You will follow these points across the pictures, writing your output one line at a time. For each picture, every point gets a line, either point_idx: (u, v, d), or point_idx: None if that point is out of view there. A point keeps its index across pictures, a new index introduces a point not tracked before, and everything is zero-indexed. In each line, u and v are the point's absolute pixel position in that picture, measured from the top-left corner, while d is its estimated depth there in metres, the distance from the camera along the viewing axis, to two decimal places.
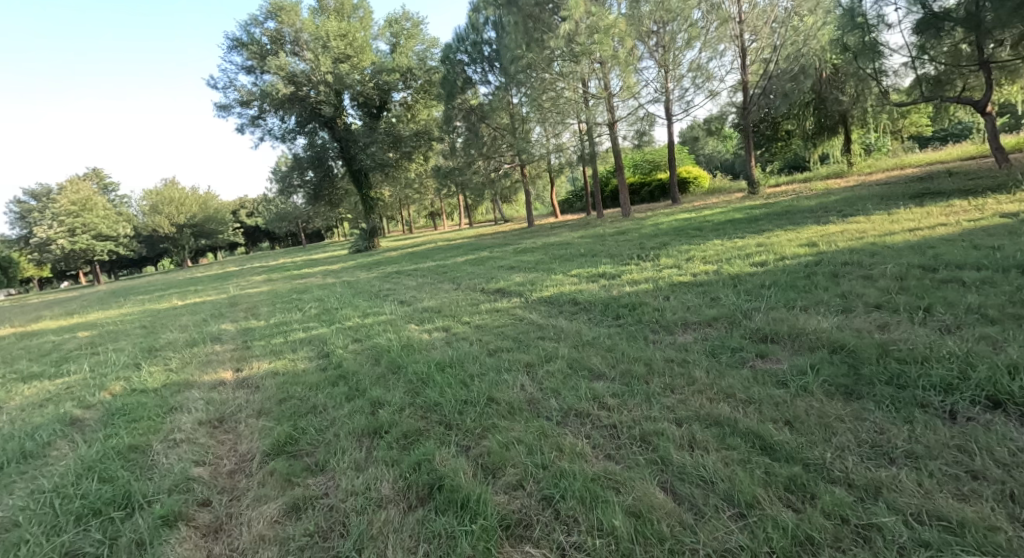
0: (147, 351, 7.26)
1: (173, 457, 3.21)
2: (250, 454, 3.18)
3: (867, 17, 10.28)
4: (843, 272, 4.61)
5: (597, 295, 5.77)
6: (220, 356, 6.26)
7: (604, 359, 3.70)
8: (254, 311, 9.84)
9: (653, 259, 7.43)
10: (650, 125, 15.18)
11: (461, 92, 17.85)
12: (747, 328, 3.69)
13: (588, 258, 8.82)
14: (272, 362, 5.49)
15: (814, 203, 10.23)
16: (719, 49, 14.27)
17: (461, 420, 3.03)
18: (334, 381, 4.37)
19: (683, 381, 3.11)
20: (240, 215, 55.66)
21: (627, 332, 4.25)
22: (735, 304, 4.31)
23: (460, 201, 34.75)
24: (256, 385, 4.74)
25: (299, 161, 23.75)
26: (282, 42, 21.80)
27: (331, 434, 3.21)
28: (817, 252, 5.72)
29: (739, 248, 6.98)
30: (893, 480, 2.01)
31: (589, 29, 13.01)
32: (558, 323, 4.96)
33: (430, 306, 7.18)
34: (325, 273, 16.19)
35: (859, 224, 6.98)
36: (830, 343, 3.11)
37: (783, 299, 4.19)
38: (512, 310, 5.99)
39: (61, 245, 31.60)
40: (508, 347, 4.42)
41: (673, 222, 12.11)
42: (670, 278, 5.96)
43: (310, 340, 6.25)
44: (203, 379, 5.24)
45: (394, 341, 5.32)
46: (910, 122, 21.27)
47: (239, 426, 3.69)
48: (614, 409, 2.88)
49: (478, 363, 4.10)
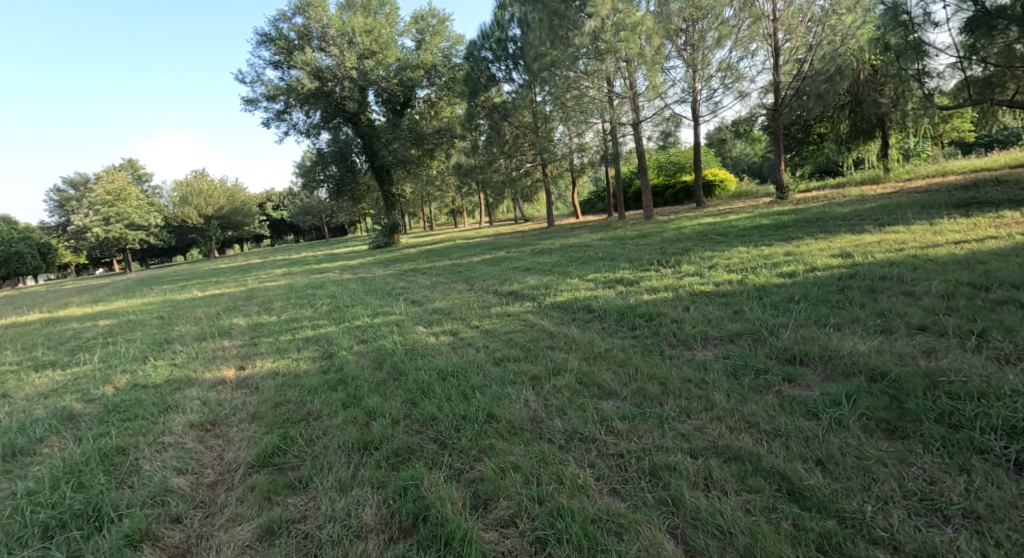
0: (157, 344, 7.18)
1: (156, 462, 3.04)
2: (235, 464, 2.98)
3: (911, 15, 9.84)
4: (881, 287, 4.27)
5: (613, 302, 5.50)
6: (227, 352, 6.14)
7: (615, 376, 3.45)
8: (268, 306, 9.79)
9: (674, 266, 7.11)
10: (676, 126, 14.81)
11: (484, 90, 17.66)
12: (774, 347, 3.39)
13: (606, 262, 8.54)
14: (275, 361, 5.33)
15: (847, 210, 9.78)
16: (750, 48, 13.90)
17: (457, 439, 2.81)
18: (333, 386, 4.18)
19: (701, 405, 2.83)
20: (267, 208, 56.59)
21: (643, 346, 3.98)
22: (760, 319, 4.01)
23: (482, 200, 34.65)
24: (256, 385, 4.57)
25: (322, 155, 23.92)
26: (309, 37, 21.89)
27: (320, 447, 3.01)
28: (851, 263, 5.36)
29: (767, 256, 6.63)
30: (949, 547, 1.74)
31: (615, 26, 12.67)
32: (569, 332, 4.70)
33: (440, 308, 6.98)
34: (343, 268, 16.16)
35: (898, 234, 6.57)
36: (868, 369, 2.80)
37: (814, 316, 3.86)
38: (523, 315, 5.75)
39: (95, 233, 32.42)
40: (516, 356, 4.20)
41: (697, 226, 11.73)
42: (691, 286, 5.65)
43: (317, 340, 6.09)
44: (205, 377, 5.10)
45: (399, 344, 5.13)
46: (951, 126, 20.43)
47: (231, 431, 3.50)
48: (623, 434, 2.63)
49: (482, 373, 3.86)
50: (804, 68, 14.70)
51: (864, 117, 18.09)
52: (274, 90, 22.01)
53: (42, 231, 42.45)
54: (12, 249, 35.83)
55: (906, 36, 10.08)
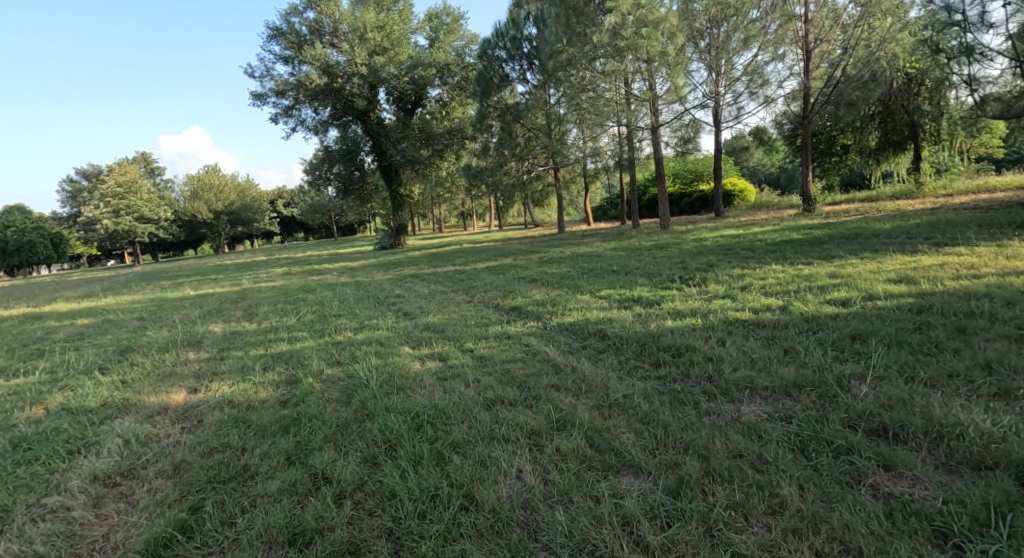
0: (119, 353, 6.39)
1: (15, 546, 2.29)
2: (118, 552, 2.23)
3: (966, 14, 8.94)
4: (975, 326, 3.46)
5: (631, 328, 4.66)
6: (186, 369, 5.28)
7: (638, 440, 2.65)
8: (252, 311, 9.01)
9: (699, 284, 6.26)
10: (696, 132, 13.93)
11: (497, 90, 16.89)
12: (850, 411, 2.57)
13: (621, 276, 7.72)
14: (234, 384, 4.51)
15: (890, 226, 8.90)
16: (778, 52, 13.03)
17: (421, 542, 2.06)
18: (286, 428, 3.37)
19: (765, 502, 2.03)
20: (277, 205, 56.41)
21: (671, 395, 3.15)
22: (822, 365, 3.17)
23: (492, 202, 33.95)
24: (200, 419, 3.75)
25: (329, 154, 23.35)
26: (320, 33, 21.27)
27: (236, 531, 2.25)
28: (918, 292, 4.51)
29: (807, 277, 5.79)
30: None
31: (636, 22, 11.74)
32: (579, 366, 3.89)
33: (433, 324, 6.13)
34: (344, 270, 15.42)
35: (961, 256, 5.73)
36: (1010, 462, 2.04)
37: (894, 362, 3.05)
38: (525, 339, 4.91)
39: (105, 226, 32.28)
40: (511, 400, 3.37)
41: (720, 239, 10.83)
42: (723, 312, 4.79)
43: (289, 358, 5.28)
44: (148, 401, 4.30)
45: (375, 372, 4.32)
46: (983, 141, 19.46)
47: (138, 488, 2.72)
48: (659, 554, 1.89)
49: (469, 422, 3.08)
50: (837, 74, 13.68)
51: (895, 127, 17.10)
52: (283, 86, 21.44)
53: (55, 221, 42.47)
54: (25, 238, 35.56)
55: (956, 39, 9.20)
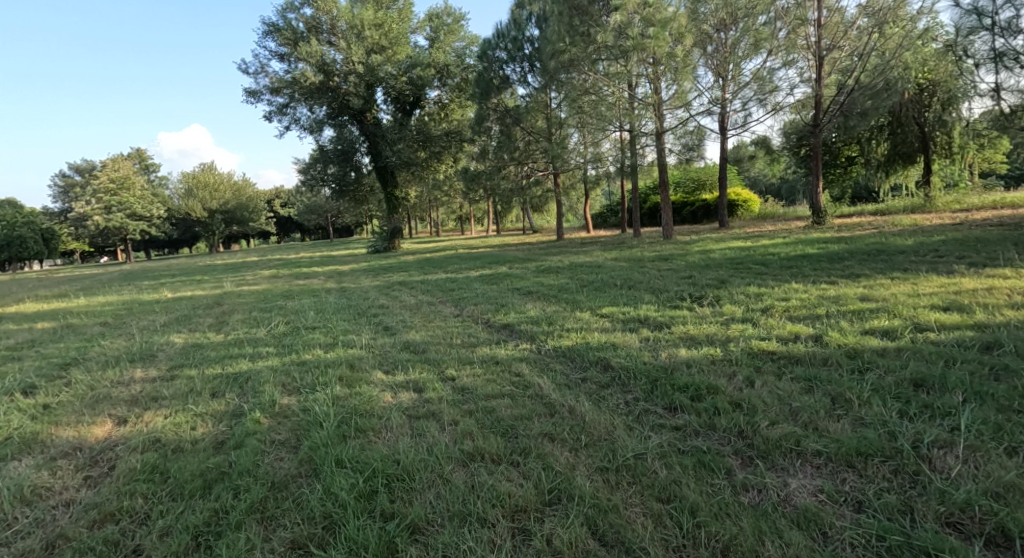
0: (58, 368, 5.61)
1: None
2: None
3: (996, 18, 8.29)
4: None
5: (638, 357, 3.96)
6: (124, 391, 4.56)
7: (657, 531, 2.00)
8: (223, 319, 8.28)
9: (713, 304, 5.61)
10: (702, 139, 13.35)
11: (497, 92, 16.21)
12: (947, 500, 1.95)
13: (624, 290, 7.08)
14: (169, 415, 3.78)
15: (912, 242, 8.28)
16: (789, 59, 12.43)
17: None
18: (208, 484, 2.67)
19: None
20: (273, 205, 55.69)
21: (695, 456, 2.47)
22: (887, 422, 2.51)
23: (490, 207, 33.35)
24: (111, 466, 3.02)
25: (324, 153, 22.33)
26: (318, 30, 20.62)
27: None
28: (976, 322, 3.85)
29: (835, 300, 5.13)
30: None
31: (642, 22, 10.98)
32: (579, 407, 3.17)
33: (413, 343, 5.43)
34: (331, 275, 14.72)
35: (1006, 279, 5.10)
36: None
37: (985, 421, 2.40)
38: (515, 366, 4.22)
39: (95, 222, 31.36)
40: (493, 456, 2.67)
41: (728, 252, 10.18)
42: (746, 340, 4.10)
43: (244, 381, 4.55)
44: (59, 436, 3.57)
45: (335, 406, 3.60)
46: (991, 156, 18.99)
47: None
48: None
49: (435, 490, 2.39)
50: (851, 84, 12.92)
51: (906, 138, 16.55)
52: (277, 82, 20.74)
53: (46, 217, 41.46)
54: (14, 232, 34.50)
55: (985, 45, 8.56)
